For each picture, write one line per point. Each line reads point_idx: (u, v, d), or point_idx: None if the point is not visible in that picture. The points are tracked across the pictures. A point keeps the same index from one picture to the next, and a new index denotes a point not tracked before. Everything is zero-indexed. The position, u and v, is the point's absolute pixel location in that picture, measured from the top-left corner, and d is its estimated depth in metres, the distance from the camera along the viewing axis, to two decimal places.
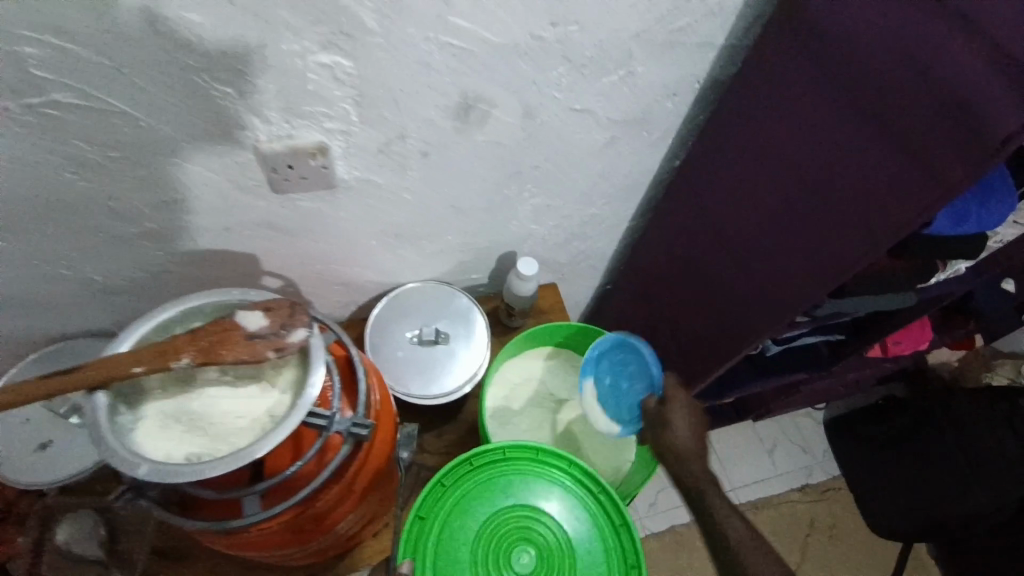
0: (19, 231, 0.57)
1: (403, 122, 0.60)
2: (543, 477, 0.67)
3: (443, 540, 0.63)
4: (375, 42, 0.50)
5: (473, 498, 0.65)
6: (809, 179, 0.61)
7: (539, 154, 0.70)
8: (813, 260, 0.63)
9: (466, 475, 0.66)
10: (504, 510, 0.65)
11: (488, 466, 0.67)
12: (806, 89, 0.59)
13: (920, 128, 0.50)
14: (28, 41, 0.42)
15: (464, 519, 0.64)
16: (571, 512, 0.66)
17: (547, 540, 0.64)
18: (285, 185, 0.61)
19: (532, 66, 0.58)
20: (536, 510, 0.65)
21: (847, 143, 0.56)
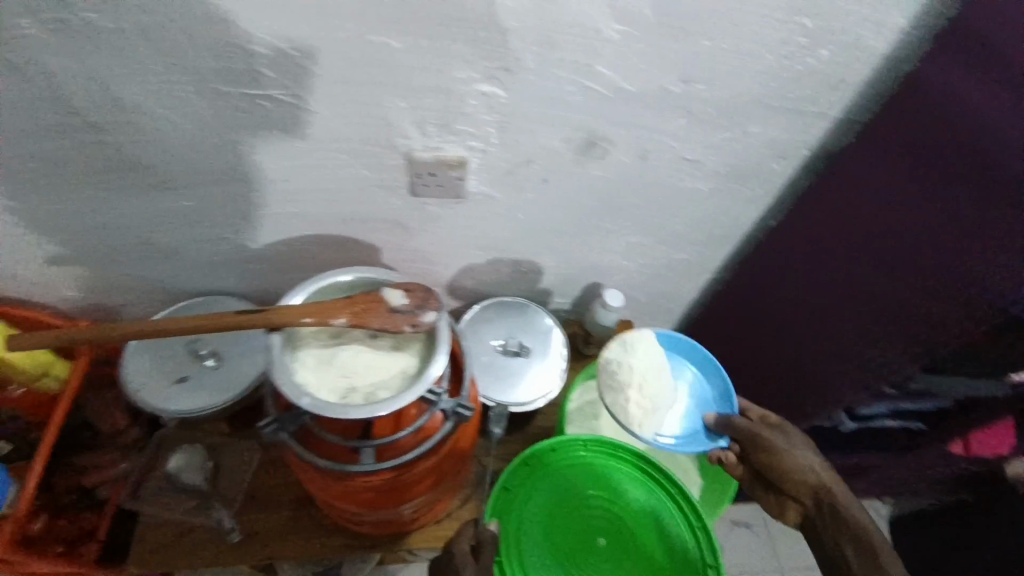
0: (208, 196, 0.69)
1: (533, 150, 0.67)
2: (619, 472, 0.74)
3: (527, 512, 0.71)
4: (529, 79, 0.59)
5: (555, 479, 0.73)
6: (894, 242, 0.64)
7: (644, 195, 0.77)
8: (899, 330, 0.64)
9: (548, 458, 0.74)
10: (581, 495, 0.73)
11: (568, 453, 0.75)
12: (900, 159, 0.63)
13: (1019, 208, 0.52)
14: (268, 47, 0.53)
15: (545, 493, 0.72)
16: (644, 503, 0.72)
17: (622, 526, 0.71)
18: (423, 188, 0.70)
19: (657, 114, 0.65)
20: (611, 499, 0.72)
21: (935, 210, 0.59)
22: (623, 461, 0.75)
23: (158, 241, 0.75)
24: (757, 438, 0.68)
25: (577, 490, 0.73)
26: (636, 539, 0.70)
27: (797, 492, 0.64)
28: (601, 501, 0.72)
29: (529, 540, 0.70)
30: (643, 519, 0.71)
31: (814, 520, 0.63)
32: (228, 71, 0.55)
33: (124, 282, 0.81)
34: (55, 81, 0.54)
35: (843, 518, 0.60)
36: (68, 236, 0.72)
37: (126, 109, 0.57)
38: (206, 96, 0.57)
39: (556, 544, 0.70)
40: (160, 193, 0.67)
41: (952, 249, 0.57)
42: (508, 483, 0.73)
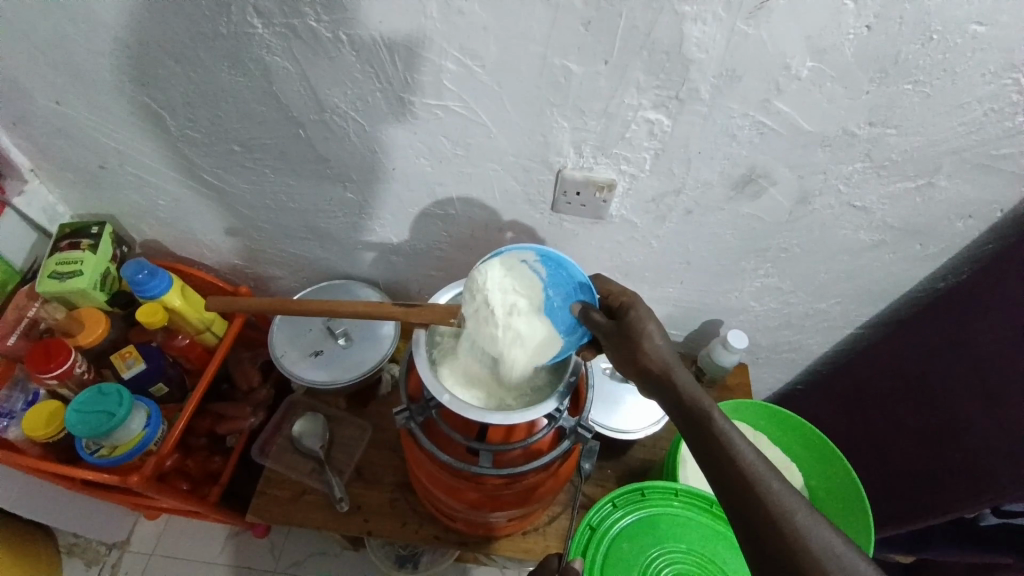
0: (368, 191, 0.74)
1: (684, 180, 0.66)
2: (715, 534, 0.67)
3: (611, 558, 0.65)
4: (698, 110, 0.57)
5: (644, 527, 0.67)
6: None
7: (793, 239, 0.72)
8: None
9: (638, 503, 0.69)
10: (672, 551, 0.66)
11: (660, 501, 0.69)
12: None
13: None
14: (456, 62, 0.56)
15: (632, 541, 0.67)
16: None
17: None
18: (565, 205, 0.71)
19: (829, 156, 0.61)
20: (703, 561, 0.66)
21: None
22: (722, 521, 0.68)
23: (316, 226, 0.82)
24: (601, 322, 0.56)
25: (667, 545, 0.67)
26: None
27: (679, 417, 0.50)
28: (690, 562, 0.66)
29: None
30: None
31: (695, 434, 0.49)
32: (416, 81, 0.59)
33: (278, 257, 0.90)
34: (273, 78, 0.61)
35: (676, 398, 0.50)
36: (247, 212, 0.81)
37: (322, 107, 0.64)
38: (391, 102, 0.62)
39: None
40: (329, 183, 0.74)
41: None
42: (593, 521, 0.68)
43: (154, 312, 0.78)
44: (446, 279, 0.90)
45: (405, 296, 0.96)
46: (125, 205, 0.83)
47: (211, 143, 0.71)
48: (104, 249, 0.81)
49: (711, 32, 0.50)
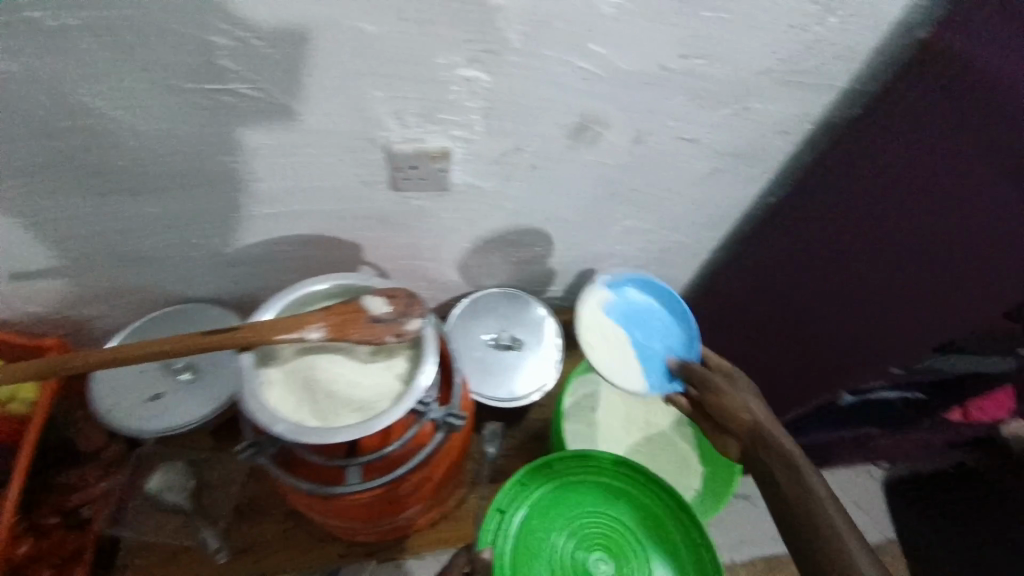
0: (174, 201, 0.63)
1: (522, 136, 0.63)
2: (620, 488, 0.68)
3: (523, 539, 0.65)
4: (515, 61, 0.54)
5: (552, 499, 0.67)
6: None
7: (639, 178, 0.73)
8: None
9: (545, 477, 0.68)
10: (581, 517, 0.67)
11: (567, 471, 0.69)
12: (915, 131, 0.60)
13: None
14: (227, 36, 0.48)
15: (542, 515, 0.67)
16: (648, 527, 0.66)
17: (624, 552, 0.65)
18: (404, 182, 0.65)
19: (653, 93, 0.60)
20: (610, 521, 0.67)
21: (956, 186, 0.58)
22: (628, 476, 0.69)
23: (124, 250, 0.70)
24: (706, 378, 0.67)
25: (575, 511, 0.67)
26: (635, 566, 0.64)
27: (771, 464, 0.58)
28: (598, 525, 0.66)
29: (524, 567, 0.63)
30: (646, 544, 0.65)
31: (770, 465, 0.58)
32: (186, 64, 0.49)
33: (90, 295, 0.76)
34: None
35: (776, 455, 0.58)
36: (26, 249, 0.66)
37: (77, 111, 0.52)
38: (165, 94, 0.52)
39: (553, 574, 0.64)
40: (121, 200, 0.62)
41: None
42: (502, 505, 0.66)
43: None
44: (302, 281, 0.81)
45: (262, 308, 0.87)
46: None
47: None
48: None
49: None
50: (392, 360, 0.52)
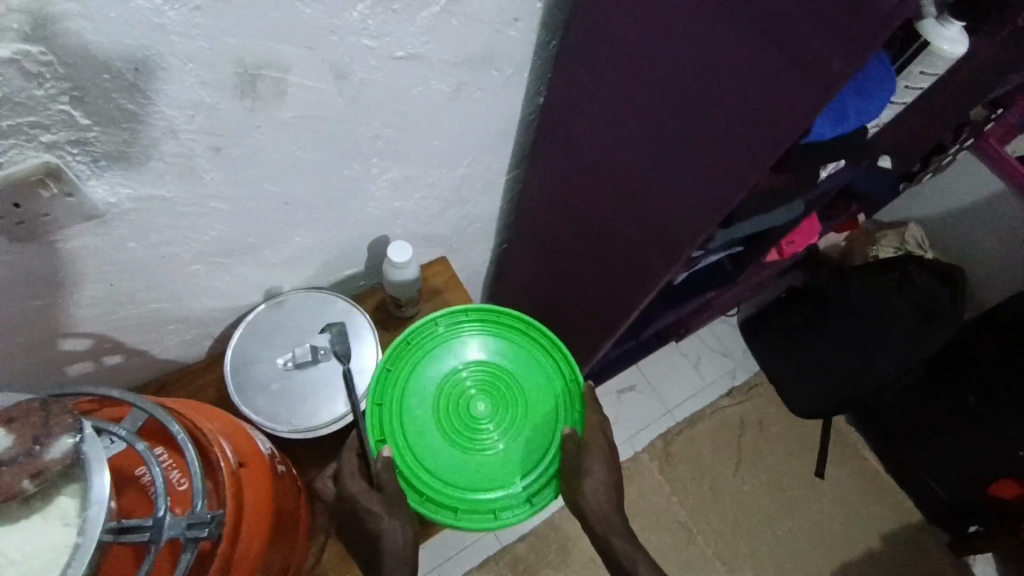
0: None
1: (163, 114, 0.44)
2: (478, 332, 0.65)
3: (406, 418, 0.61)
4: (57, 8, 0.34)
5: (425, 369, 0.63)
6: (668, 82, 0.54)
7: (371, 120, 0.58)
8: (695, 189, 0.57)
9: (405, 353, 0.63)
10: (452, 376, 0.63)
11: (425, 341, 0.64)
12: None
13: (771, 30, 0.44)
14: None
15: (417, 391, 0.62)
16: (515, 353, 0.65)
17: (502, 386, 0.63)
18: (25, 227, 0.45)
19: (315, 9, 0.44)
20: (480, 364, 0.64)
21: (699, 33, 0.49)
22: (480, 322, 0.65)
23: None
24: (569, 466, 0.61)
25: (446, 372, 0.63)
26: (517, 390, 0.63)
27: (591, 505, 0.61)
28: (476, 374, 0.63)
29: (417, 446, 0.61)
30: (521, 372, 0.64)
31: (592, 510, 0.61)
32: None
33: None
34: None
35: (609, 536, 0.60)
36: None
37: None
38: None
39: (446, 439, 0.61)
40: None
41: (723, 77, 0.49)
42: (378, 397, 0.62)
43: None
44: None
45: None
46: None
47: None
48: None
49: None
50: (52, 505, 0.35)
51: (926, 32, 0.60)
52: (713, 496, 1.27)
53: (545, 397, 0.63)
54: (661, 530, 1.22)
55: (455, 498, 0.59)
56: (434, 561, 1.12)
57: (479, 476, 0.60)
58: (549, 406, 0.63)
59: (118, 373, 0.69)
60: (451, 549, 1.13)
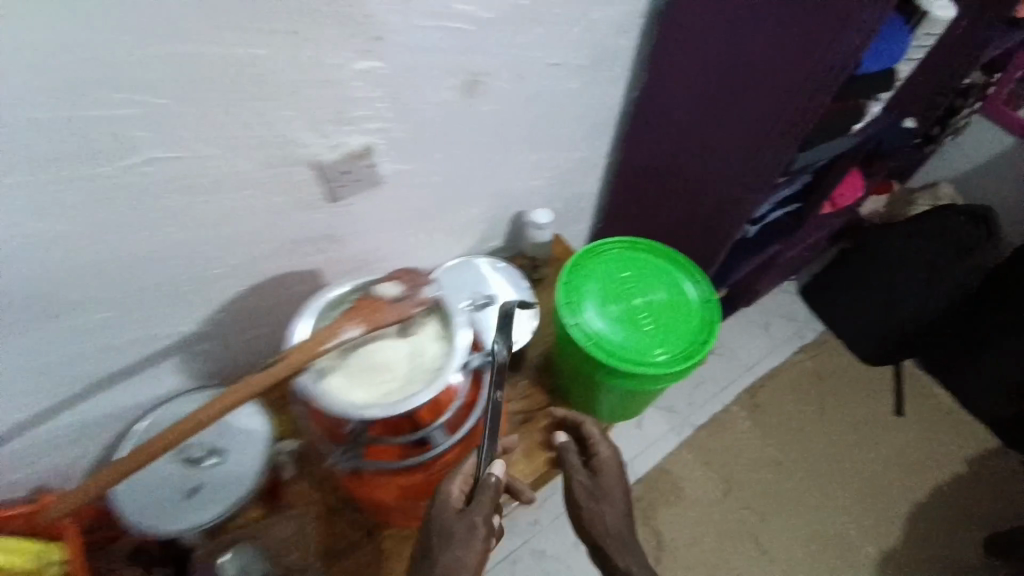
0: (128, 296, 0.63)
1: (424, 110, 0.68)
2: (627, 252, 0.83)
3: (587, 313, 0.77)
4: (399, 40, 0.59)
5: (595, 278, 0.80)
6: (748, 55, 0.76)
7: (530, 112, 0.81)
8: (772, 127, 0.78)
9: (576, 269, 0.80)
10: (616, 282, 0.80)
11: (588, 261, 0.82)
12: None
13: (822, 8, 0.67)
14: (137, 106, 0.48)
15: (592, 294, 0.79)
16: (655, 263, 0.83)
17: (653, 286, 0.80)
18: (341, 189, 0.69)
19: (515, 34, 0.69)
20: (634, 273, 0.81)
21: (772, 17, 0.72)
22: (624, 245, 0.84)
23: (85, 370, 0.67)
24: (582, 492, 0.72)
25: (610, 280, 0.80)
26: (665, 288, 0.80)
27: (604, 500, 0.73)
28: (633, 279, 0.80)
29: (600, 332, 0.76)
30: (661, 275, 0.82)
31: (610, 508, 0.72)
32: (95, 148, 0.49)
33: (55, 436, 0.72)
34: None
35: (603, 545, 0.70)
36: None
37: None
38: (86, 189, 0.51)
39: (621, 325, 0.76)
40: (70, 317, 0.60)
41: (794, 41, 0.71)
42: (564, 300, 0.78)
43: None
44: (272, 330, 0.82)
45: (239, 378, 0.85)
46: None
47: None
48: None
49: None
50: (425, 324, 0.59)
51: (925, 2, 0.82)
52: (801, 439, 1.40)
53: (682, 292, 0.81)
54: (760, 471, 1.34)
55: (631, 365, 0.73)
56: (560, 508, 1.27)
57: (644, 351, 0.75)
58: (693, 305, 0.79)
59: None
60: None
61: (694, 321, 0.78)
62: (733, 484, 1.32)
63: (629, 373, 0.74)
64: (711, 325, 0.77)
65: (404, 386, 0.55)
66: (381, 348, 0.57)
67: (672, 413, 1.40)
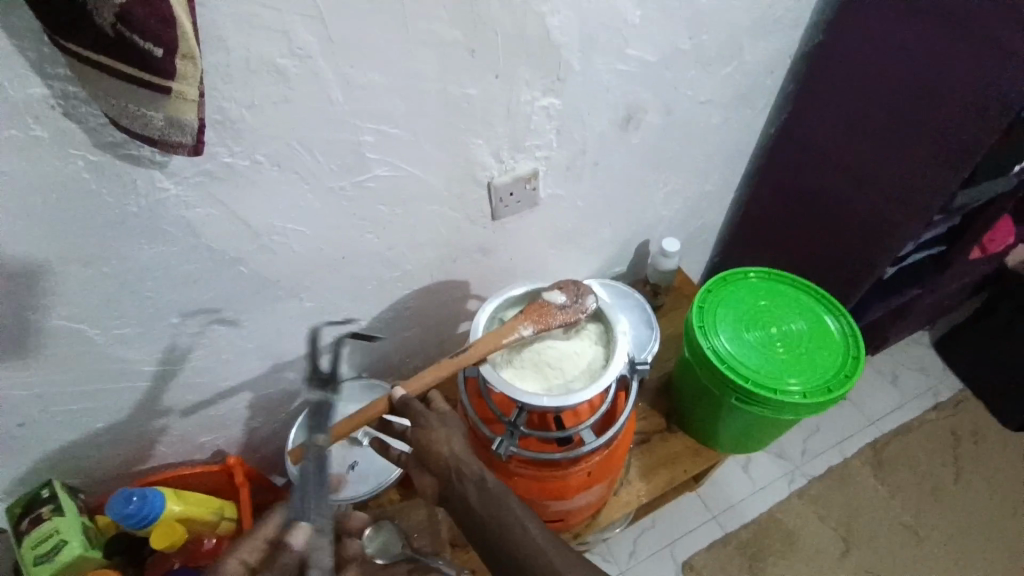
0: (327, 288, 0.74)
1: (584, 141, 0.76)
2: (762, 281, 0.85)
3: (721, 336, 0.79)
4: (576, 79, 0.67)
5: (730, 304, 0.82)
6: (908, 95, 0.77)
7: (673, 145, 0.87)
8: (940, 153, 0.77)
9: (711, 296, 0.83)
10: (753, 310, 0.82)
11: (724, 288, 0.84)
12: (891, 29, 0.76)
13: (999, 37, 0.66)
14: (374, 131, 0.59)
15: (727, 319, 0.81)
16: (796, 294, 0.84)
17: (791, 316, 0.81)
18: (503, 208, 0.77)
19: (672, 75, 0.75)
20: (771, 302, 0.83)
21: (936, 59, 0.73)
22: (761, 275, 0.86)
23: (281, 351, 0.78)
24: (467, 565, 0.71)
25: (744, 308, 0.82)
26: (804, 319, 0.81)
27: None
28: (770, 308, 0.82)
29: (735, 356, 0.77)
30: (801, 307, 0.82)
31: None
32: (338, 164, 0.60)
33: (245, 410, 0.83)
34: (183, 225, 0.56)
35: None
36: (205, 378, 0.74)
37: (252, 233, 0.62)
38: (323, 195, 0.62)
39: (756, 351, 0.78)
40: (282, 302, 0.72)
41: (965, 82, 0.71)
42: (698, 322, 0.81)
43: (171, 531, 0.70)
44: (423, 331, 0.92)
45: (388, 372, 0.96)
46: (53, 455, 0.71)
47: (145, 332, 0.64)
48: (69, 505, 0.71)
49: (566, 18, 0.60)
50: (583, 331, 0.67)
51: None
52: (935, 503, 1.27)
53: (826, 325, 0.80)
54: (886, 531, 1.24)
55: (766, 391, 0.74)
56: (661, 542, 1.24)
57: (781, 378, 0.75)
58: (835, 338, 0.79)
59: None
60: (675, 532, 1.25)
61: (834, 353, 0.77)
62: (854, 541, 1.23)
63: (764, 399, 0.74)
64: (857, 359, 0.76)
65: (570, 381, 0.63)
66: (547, 348, 0.65)
67: (784, 457, 1.33)
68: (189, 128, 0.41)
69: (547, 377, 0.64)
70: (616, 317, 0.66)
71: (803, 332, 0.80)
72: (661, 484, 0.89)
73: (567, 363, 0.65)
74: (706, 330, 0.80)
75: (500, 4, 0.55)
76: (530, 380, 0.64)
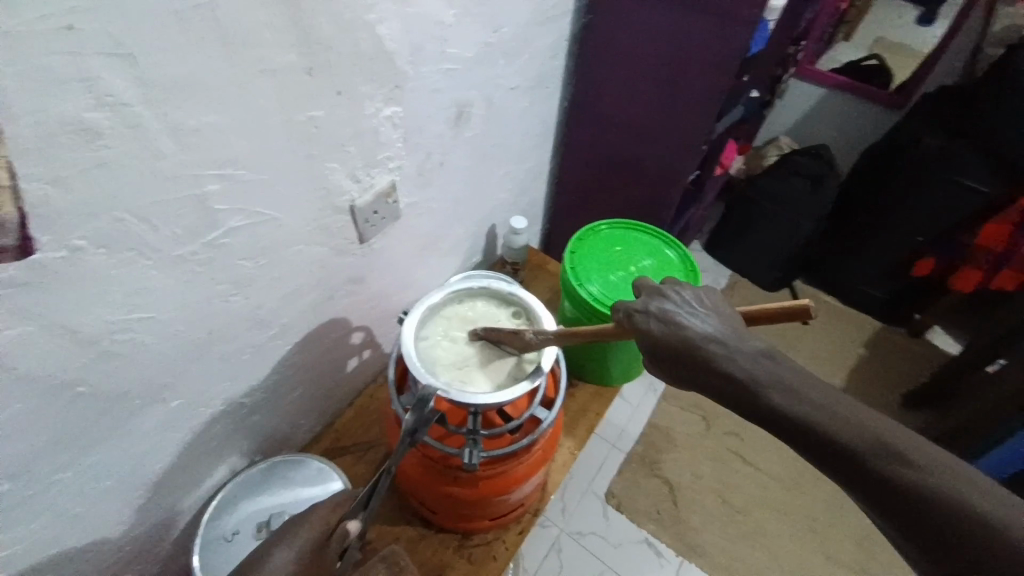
0: (195, 377, 0.61)
1: (427, 144, 0.76)
2: (609, 232, 0.99)
3: (595, 287, 0.89)
4: (411, 84, 0.67)
5: (591, 259, 0.93)
6: (665, 56, 0.95)
7: (498, 133, 0.93)
8: (699, 101, 0.97)
9: (575, 257, 0.93)
10: (611, 258, 0.94)
11: (583, 246, 0.95)
12: (638, 6, 0.92)
13: (715, 5, 0.86)
14: (218, 178, 0.51)
15: (594, 271, 0.91)
16: (636, 236, 0.99)
17: (639, 254, 0.96)
18: (369, 229, 0.74)
19: (487, 67, 0.80)
20: (621, 247, 0.96)
21: (678, 26, 0.91)
22: (606, 228, 0.99)
23: (152, 473, 0.63)
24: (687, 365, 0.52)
25: (604, 258, 0.94)
26: (648, 254, 0.96)
27: (711, 357, 0.48)
28: (623, 252, 0.96)
29: (612, 299, 0.88)
30: (642, 244, 0.98)
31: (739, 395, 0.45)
32: (184, 227, 0.50)
33: (115, 561, 0.65)
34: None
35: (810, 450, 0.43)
36: (53, 547, 0.56)
37: (87, 343, 0.48)
38: (171, 269, 0.51)
39: (624, 290, 0.90)
40: (142, 414, 0.57)
41: (703, 42, 0.90)
42: (573, 282, 0.89)
43: None
44: (311, 385, 0.83)
45: (281, 444, 0.84)
46: None
47: None
48: None
49: (393, 26, 0.60)
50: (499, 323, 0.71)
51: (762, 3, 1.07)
52: None
53: (663, 253, 0.97)
54: None
55: None
56: (581, 487, 1.34)
57: None
58: (674, 262, 0.95)
59: (364, 369, 0.93)
60: (589, 472, 1.37)
61: (678, 272, 0.94)
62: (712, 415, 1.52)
63: None
64: (693, 271, 0.94)
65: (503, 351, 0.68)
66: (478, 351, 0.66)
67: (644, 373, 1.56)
68: (11, 224, 0.32)
69: (492, 376, 0.65)
70: (524, 298, 0.71)
71: (651, 263, 0.94)
72: (584, 432, 0.96)
73: (501, 356, 0.67)
74: (582, 286, 0.89)
75: (329, 18, 0.52)
76: (479, 384, 0.64)
